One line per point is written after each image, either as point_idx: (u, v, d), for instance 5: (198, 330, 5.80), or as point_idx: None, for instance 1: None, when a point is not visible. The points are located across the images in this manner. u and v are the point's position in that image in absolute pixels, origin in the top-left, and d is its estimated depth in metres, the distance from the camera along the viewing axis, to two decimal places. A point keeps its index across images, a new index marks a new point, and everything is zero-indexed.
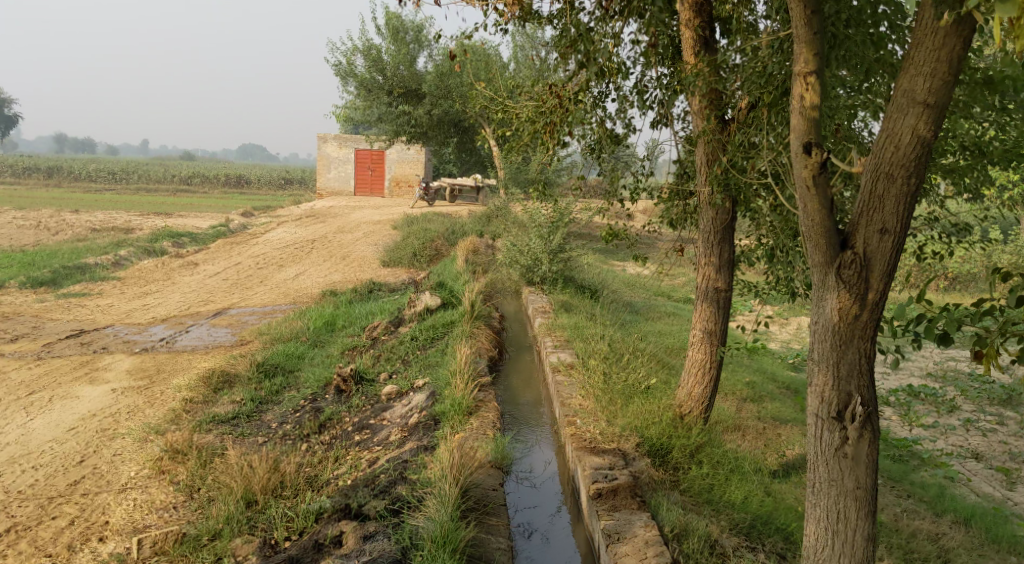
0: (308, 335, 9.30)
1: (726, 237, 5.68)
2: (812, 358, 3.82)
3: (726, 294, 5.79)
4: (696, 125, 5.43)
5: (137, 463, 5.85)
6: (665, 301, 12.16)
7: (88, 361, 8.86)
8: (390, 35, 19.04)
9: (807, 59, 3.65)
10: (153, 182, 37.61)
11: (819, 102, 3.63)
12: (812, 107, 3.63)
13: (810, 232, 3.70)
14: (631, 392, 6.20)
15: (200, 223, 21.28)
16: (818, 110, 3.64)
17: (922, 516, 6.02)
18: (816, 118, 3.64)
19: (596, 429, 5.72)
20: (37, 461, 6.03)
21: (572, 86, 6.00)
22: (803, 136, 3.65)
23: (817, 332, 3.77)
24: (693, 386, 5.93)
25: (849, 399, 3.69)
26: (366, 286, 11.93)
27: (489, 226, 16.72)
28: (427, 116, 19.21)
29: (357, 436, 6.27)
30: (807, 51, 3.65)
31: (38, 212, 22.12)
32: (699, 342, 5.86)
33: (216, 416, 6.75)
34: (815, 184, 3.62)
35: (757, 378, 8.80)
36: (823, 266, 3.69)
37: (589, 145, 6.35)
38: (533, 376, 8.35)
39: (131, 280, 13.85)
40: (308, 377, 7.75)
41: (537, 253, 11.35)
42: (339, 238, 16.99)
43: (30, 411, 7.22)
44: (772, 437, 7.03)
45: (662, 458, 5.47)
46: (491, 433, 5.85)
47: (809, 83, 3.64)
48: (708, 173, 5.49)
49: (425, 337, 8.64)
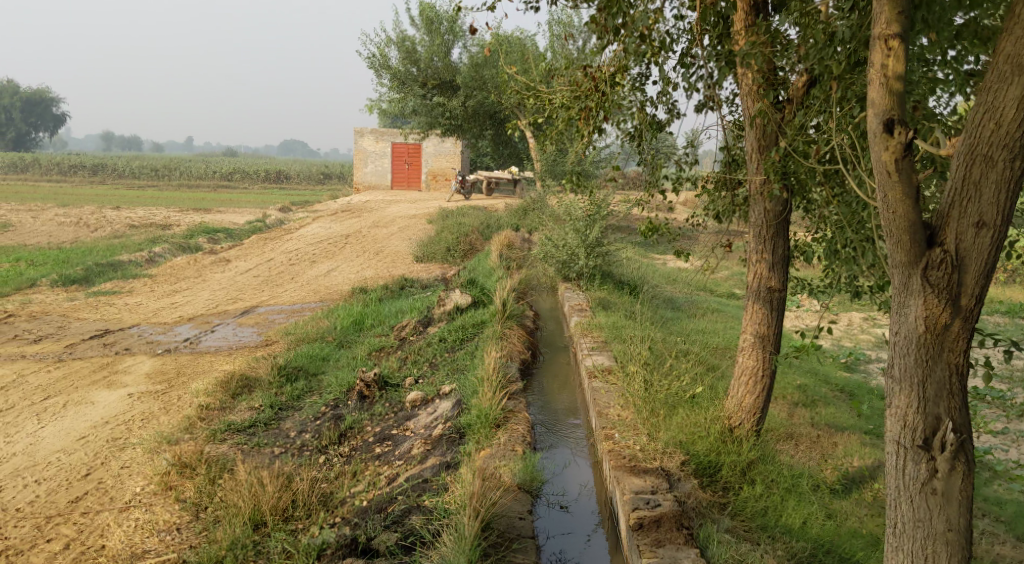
0: (335, 335, 8.92)
1: (781, 230, 5.05)
2: (892, 375, 3.26)
3: (781, 294, 5.15)
4: (745, 107, 4.85)
5: (144, 478, 5.51)
6: (708, 297, 11.52)
7: (109, 363, 8.58)
8: (424, 25, 18.48)
9: (890, 20, 3.08)
10: (195, 179, 37.74)
11: (904, 72, 3.06)
12: (895, 78, 3.07)
13: (891, 228, 3.13)
14: (675, 402, 5.63)
15: (237, 218, 21.12)
16: (902, 82, 3.08)
17: (1002, 540, 5.37)
18: (900, 91, 3.08)
19: (636, 444, 5.17)
20: (41, 475, 5.72)
21: (610, 69, 5.46)
22: (884, 111, 3.09)
23: (898, 344, 3.20)
24: (743, 396, 5.33)
25: (938, 424, 3.12)
26: (398, 282, 11.53)
27: (525, 219, 16.22)
28: (462, 108, 18.73)
29: (377, 448, 5.84)
30: (889, 10, 3.07)
31: (79, 208, 22.15)
32: (750, 346, 5.26)
33: (232, 424, 6.37)
34: (898, 170, 3.06)
35: (810, 381, 8.19)
36: (906, 267, 3.12)
37: (629, 133, 5.80)
38: (569, 381, 7.82)
39: (163, 277, 13.65)
40: (331, 381, 7.33)
41: (574, 248, 10.81)
42: (373, 233, 16.62)
43: (42, 417, 6.93)
44: (828, 447, 6.43)
45: (710, 478, 4.95)
46: (520, 450, 5.35)
47: (891, 49, 3.07)
48: (760, 160, 4.88)
49: (454, 338, 8.17)
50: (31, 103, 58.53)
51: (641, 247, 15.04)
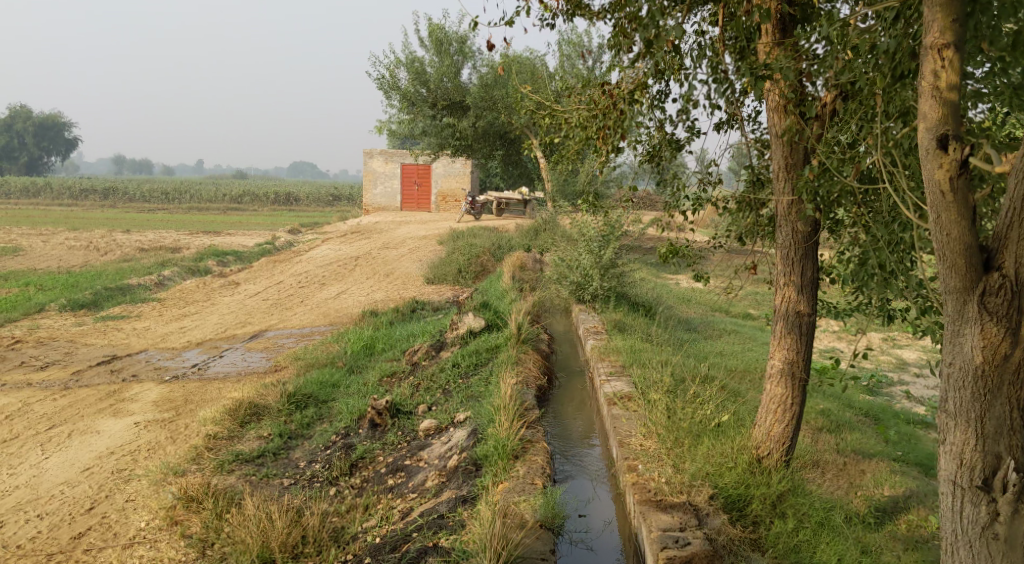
0: (346, 360, 8.74)
1: (809, 252, 4.83)
2: (946, 410, 3.10)
3: (810, 319, 4.92)
4: (771, 123, 4.65)
5: (150, 512, 5.34)
6: (725, 318, 11.28)
7: (116, 390, 8.41)
8: (434, 47, 18.38)
9: (942, 28, 2.93)
10: (206, 202, 37.79)
11: (959, 83, 2.90)
12: (949, 89, 2.92)
13: (944, 251, 2.97)
14: (700, 430, 5.40)
15: (247, 241, 21.02)
16: (957, 93, 2.92)
17: None
18: (954, 103, 2.92)
19: (661, 477, 4.97)
20: (44, 509, 5.56)
21: (628, 86, 5.28)
22: (936, 126, 2.94)
23: (952, 376, 3.04)
24: (772, 425, 5.10)
25: (998, 463, 2.97)
26: (409, 305, 11.36)
27: (536, 239, 16.04)
28: (472, 129, 18.62)
29: (390, 480, 5.64)
30: (943, 19, 2.91)
31: (90, 233, 22.13)
32: (779, 374, 5.04)
33: (240, 454, 6.17)
34: (952, 188, 2.91)
35: (833, 405, 7.92)
36: (960, 292, 2.95)
37: (646, 152, 5.61)
38: (585, 406, 7.59)
39: (172, 301, 13.53)
40: (341, 408, 7.13)
41: (588, 269, 10.60)
42: (383, 255, 16.47)
43: (47, 447, 6.76)
44: (856, 475, 6.18)
45: (739, 512, 4.71)
46: (539, 483, 5.13)
47: (945, 58, 2.92)
48: (787, 179, 4.69)
49: (468, 363, 7.97)
50: (43, 128, 59.00)
51: (654, 268, 14.84)
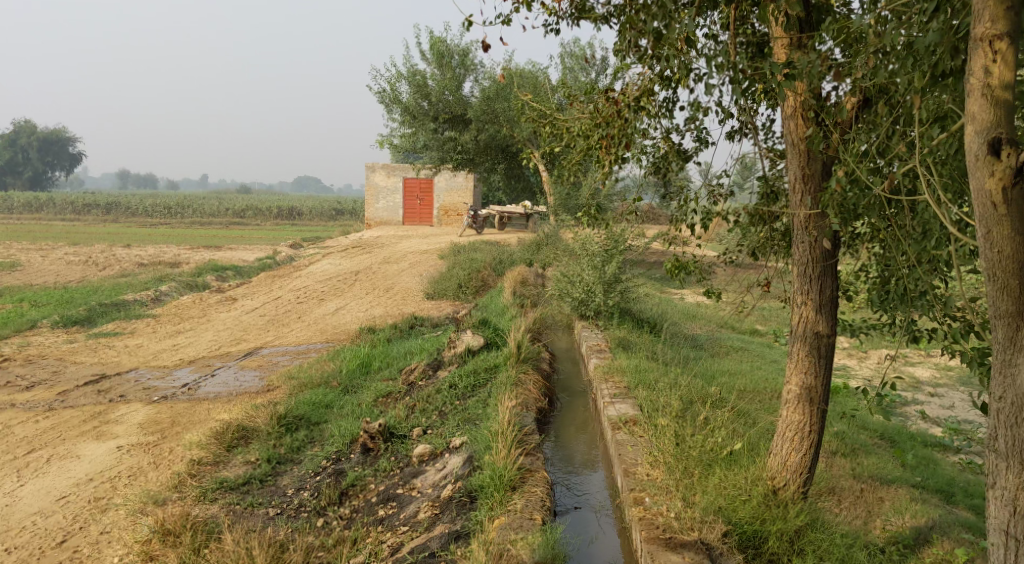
0: (340, 379, 8.40)
1: (827, 271, 4.51)
2: (997, 448, 3.00)
3: (829, 340, 4.58)
4: (788, 131, 4.36)
5: (124, 546, 5.04)
6: (732, 334, 10.92)
7: (101, 412, 8.08)
8: (435, 59, 18.21)
9: (994, 17, 2.77)
10: (209, 216, 37.50)
11: (1012, 81, 2.76)
12: (1002, 87, 2.77)
13: (995, 270, 2.83)
14: (711, 459, 5.06)
15: (247, 256, 20.70)
16: (1010, 92, 2.77)
17: None
18: (1007, 104, 2.77)
19: (669, 511, 4.65)
20: (15, 542, 5.26)
21: (633, 93, 4.99)
22: (988, 129, 2.78)
23: (1007, 409, 2.92)
24: (788, 454, 4.76)
25: None
26: (407, 321, 11.04)
27: (539, 254, 15.73)
28: (475, 142, 18.37)
29: (381, 511, 5.33)
30: (996, 6, 2.76)
31: (89, 247, 21.82)
32: (795, 400, 4.70)
33: (224, 481, 5.84)
34: (1005, 200, 2.75)
35: (848, 426, 7.53)
36: (1013, 316, 2.83)
37: (651, 164, 5.34)
38: (588, 429, 7.25)
39: (167, 317, 13.22)
40: (334, 431, 6.79)
41: (591, 284, 10.26)
42: (383, 269, 16.16)
43: (23, 474, 6.44)
44: (875, 502, 5.82)
45: (754, 551, 4.42)
46: (539, 518, 4.79)
47: (996, 52, 2.77)
48: (804, 191, 4.38)
49: (466, 385, 7.62)
50: (48, 143, 59.05)
51: (658, 283, 14.50)
